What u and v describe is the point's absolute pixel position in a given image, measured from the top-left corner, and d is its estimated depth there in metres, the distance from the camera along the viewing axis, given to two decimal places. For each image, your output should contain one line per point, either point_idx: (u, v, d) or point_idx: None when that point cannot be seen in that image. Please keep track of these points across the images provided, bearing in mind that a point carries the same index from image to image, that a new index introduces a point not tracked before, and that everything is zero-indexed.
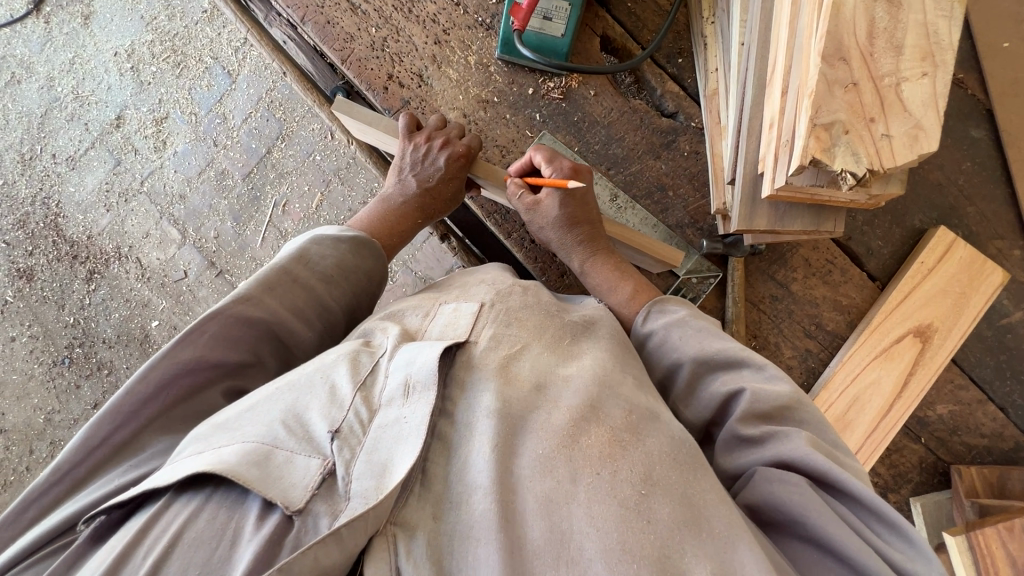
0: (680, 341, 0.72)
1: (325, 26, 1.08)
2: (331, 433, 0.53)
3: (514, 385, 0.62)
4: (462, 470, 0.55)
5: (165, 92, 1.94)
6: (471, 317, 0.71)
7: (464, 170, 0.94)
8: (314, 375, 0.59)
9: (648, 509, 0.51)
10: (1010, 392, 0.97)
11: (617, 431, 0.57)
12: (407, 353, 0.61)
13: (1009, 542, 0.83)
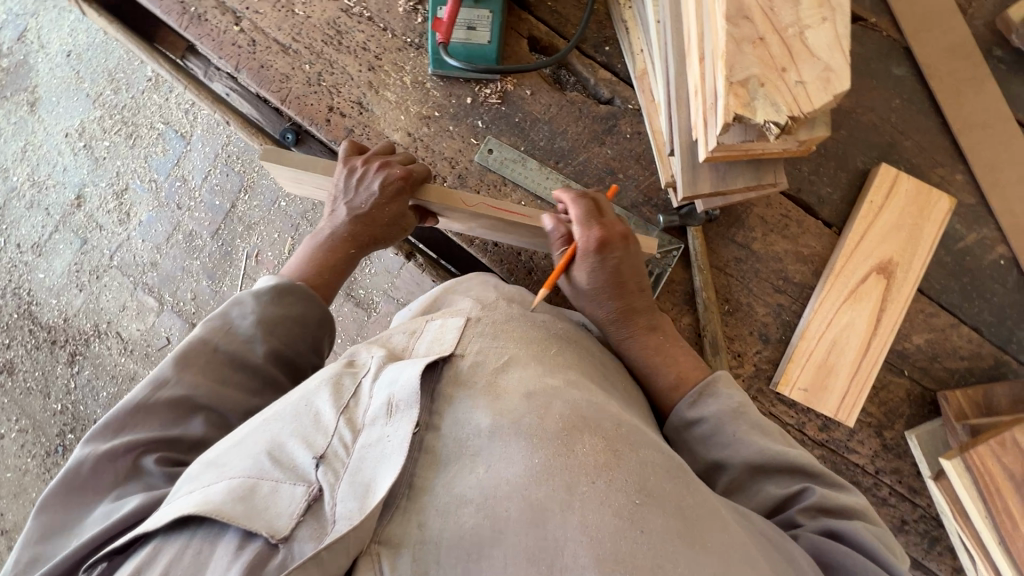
0: (736, 440, 0.72)
1: (260, 70, 1.09)
2: (316, 459, 0.53)
3: (503, 399, 0.60)
4: (450, 482, 0.53)
5: (121, 165, 1.96)
6: (457, 333, 0.69)
7: (403, 193, 0.89)
8: (299, 403, 0.59)
9: (643, 519, 0.50)
10: (978, 311, 1.00)
11: (611, 439, 0.56)
12: (390, 371, 0.60)
13: (1003, 456, 0.84)
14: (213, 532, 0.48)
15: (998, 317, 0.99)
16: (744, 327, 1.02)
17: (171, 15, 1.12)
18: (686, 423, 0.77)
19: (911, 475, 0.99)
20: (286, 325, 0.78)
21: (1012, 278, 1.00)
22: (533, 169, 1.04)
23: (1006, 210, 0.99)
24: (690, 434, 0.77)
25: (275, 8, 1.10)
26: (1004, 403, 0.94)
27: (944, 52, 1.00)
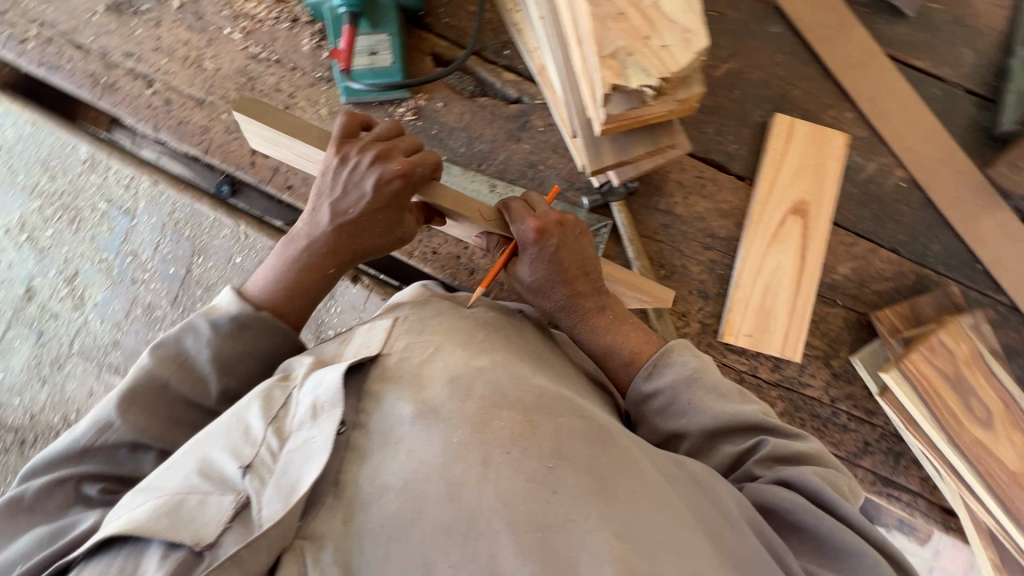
0: (695, 407, 0.78)
1: (179, 127, 1.12)
2: (242, 469, 0.55)
3: (427, 388, 0.63)
4: (375, 471, 0.57)
5: (67, 250, 1.90)
6: (384, 331, 0.72)
7: (396, 199, 0.81)
8: (229, 419, 0.60)
9: (554, 480, 0.55)
10: (892, 233, 1.06)
11: (528, 411, 0.61)
12: (317, 376, 0.63)
13: (935, 359, 0.91)
14: (136, 546, 0.50)
15: (910, 236, 1.06)
16: (682, 288, 1.07)
17: (83, 89, 1.14)
18: (643, 399, 0.83)
19: (864, 398, 1.03)
20: (241, 361, 0.79)
21: (915, 197, 1.07)
22: (457, 175, 1.07)
23: (894, 137, 1.07)
24: (650, 407, 0.82)
25: (185, 65, 1.13)
26: (930, 312, 1.00)
27: (810, 6, 1.09)
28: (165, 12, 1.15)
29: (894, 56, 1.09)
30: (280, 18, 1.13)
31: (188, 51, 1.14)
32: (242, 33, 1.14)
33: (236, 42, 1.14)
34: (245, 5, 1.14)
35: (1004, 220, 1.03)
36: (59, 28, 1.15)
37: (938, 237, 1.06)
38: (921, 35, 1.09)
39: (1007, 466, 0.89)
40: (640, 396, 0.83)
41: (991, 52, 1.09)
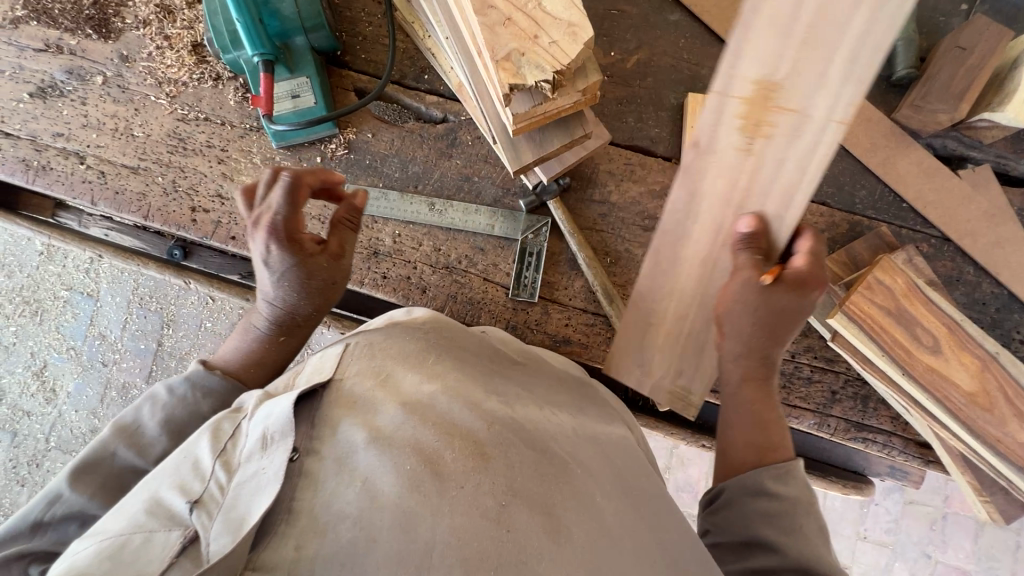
0: (795, 525, 0.72)
1: (116, 197, 1.14)
2: (190, 505, 0.55)
3: (382, 416, 0.63)
4: (329, 499, 0.55)
5: (33, 343, 2.09)
6: (336, 358, 0.73)
7: (322, 264, 0.87)
8: (179, 460, 0.62)
9: (507, 519, 0.56)
10: (818, 187, 1.11)
11: (482, 445, 0.62)
12: (266, 408, 0.64)
13: (875, 297, 0.93)
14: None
15: (836, 187, 1.11)
16: (630, 271, 1.09)
17: (16, 175, 1.16)
18: (747, 491, 0.78)
19: (822, 347, 1.05)
20: (192, 422, 0.81)
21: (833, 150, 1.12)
22: (396, 200, 1.11)
23: None
24: (745, 500, 0.77)
25: (114, 137, 1.15)
26: (866, 255, 1.03)
27: None
28: (90, 89, 1.17)
29: None
30: (203, 78, 1.16)
31: (117, 123, 1.16)
32: (167, 98, 1.16)
33: (163, 106, 1.16)
34: (167, 70, 1.17)
35: (918, 157, 1.08)
36: None
37: (862, 184, 1.10)
38: None
39: (962, 388, 0.93)
40: (745, 487, 0.78)
41: None
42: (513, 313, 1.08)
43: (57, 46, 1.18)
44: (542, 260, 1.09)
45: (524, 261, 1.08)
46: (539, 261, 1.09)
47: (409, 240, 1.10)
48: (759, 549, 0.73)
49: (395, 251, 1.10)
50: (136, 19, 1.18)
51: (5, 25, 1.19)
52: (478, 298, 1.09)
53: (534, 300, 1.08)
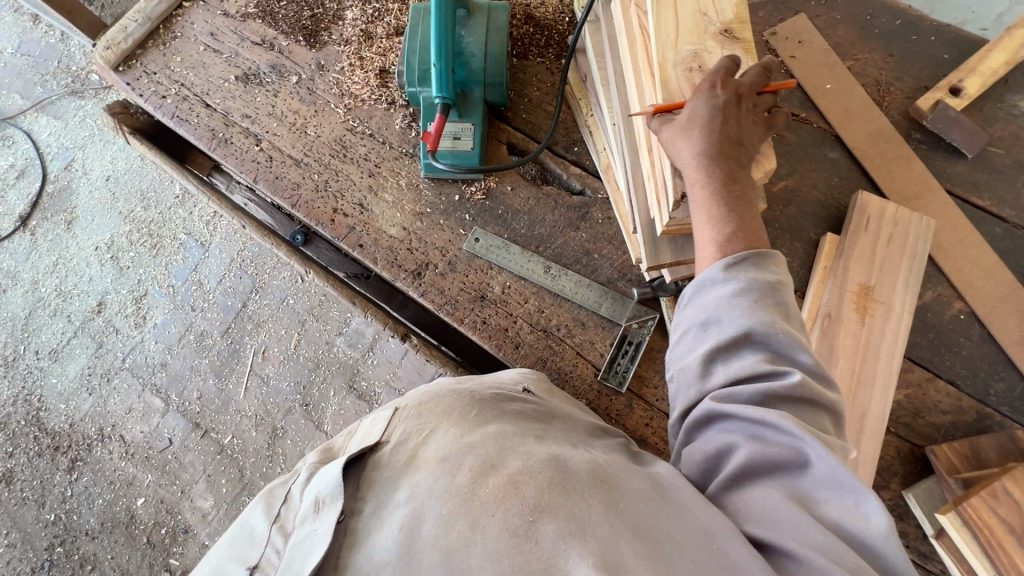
0: (758, 301, 0.69)
1: (275, 181, 1.26)
2: (250, 569, 0.58)
3: (421, 467, 0.64)
4: (371, 549, 0.56)
5: (143, 272, 2.29)
6: (384, 423, 0.75)
7: None
8: (237, 531, 0.66)
9: (536, 532, 0.55)
10: (950, 365, 1.04)
11: (515, 474, 0.60)
12: (318, 476, 0.66)
13: (998, 507, 0.85)
14: None
15: (971, 370, 1.03)
16: None
17: (201, 139, 1.31)
18: (707, 285, 0.74)
19: (917, 539, 0.96)
20: None
21: (975, 331, 1.05)
22: (516, 254, 1.16)
23: (955, 269, 1.07)
24: (703, 294, 0.74)
25: (291, 130, 1.29)
26: (993, 456, 0.94)
27: (870, 137, 1.15)
28: (284, 85, 1.32)
29: (954, 192, 1.12)
30: (380, 99, 1.29)
31: (296, 119, 1.29)
32: (344, 108, 1.29)
33: (338, 115, 1.29)
34: (352, 86, 1.30)
35: None
36: (194, 88, 1.34)
37: (1001, 375, 1.02)
38: (981, 174, 1.12)
39: None
40: (702, 282, 0.75)
41: None
42: (597, 396, 1.07)
43: (270, 43, 1.35)
44: (640, 352, 1.08)
45: (622, 348, 1.08)
46: (636, 352, 1.08)
47: (517, 294, 1.14)
48: (713, 329, 0.71)
49: (501, 300, 1.14)
50: (340, 37, 1.34)
51: (235, 17, 1.38)
52: (566, 370, 1.09)
53: (620, 389, 1.07)
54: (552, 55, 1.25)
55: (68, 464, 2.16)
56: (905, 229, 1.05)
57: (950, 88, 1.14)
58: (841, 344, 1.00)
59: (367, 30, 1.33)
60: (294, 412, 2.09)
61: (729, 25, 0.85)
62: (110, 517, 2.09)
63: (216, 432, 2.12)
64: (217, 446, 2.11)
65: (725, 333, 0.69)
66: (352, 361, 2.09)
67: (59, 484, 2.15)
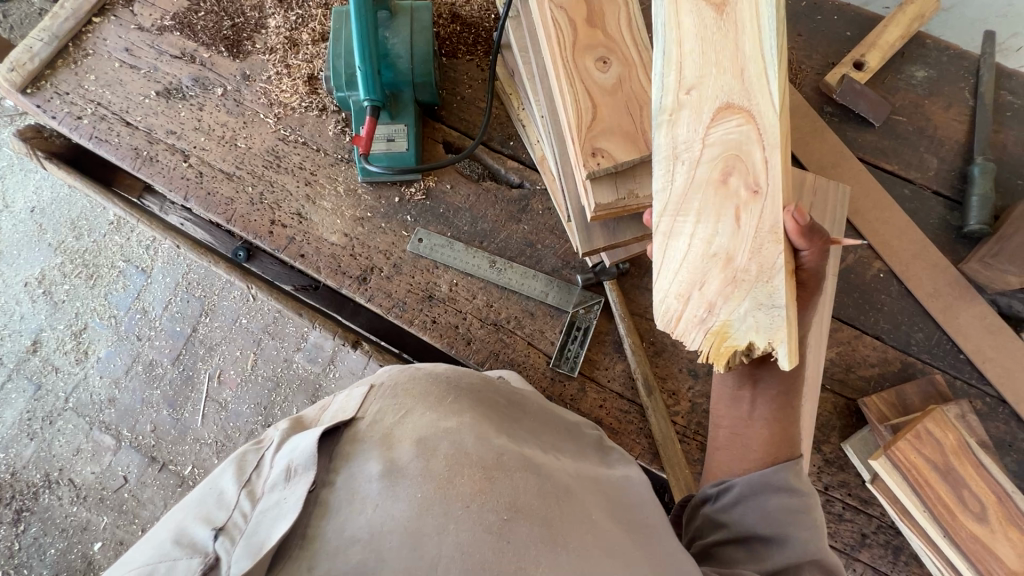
0: (813, 522, 0.71)
1: (207, 197, 1.22)
2: (215, 532, 0.55)
3: (395, 448, 0.61)
4: (341, 524, 0.54)
5: (80, 304, 2.17)
6: (360, 397, 0.72)
7: None
8: (204, 490, 0.63)
9: (509, 532, 0.54)
10: (875, 321, 1.11)
11: (490, 465, 0.60)
12: (292, 444, 0.64)
13: (922, 447, 0.92)
14: None
15: (893, 324, 1.10)
16: (672, 365, 1.10)
17: (125, 160, 1.26)
18: (764, 489, 0.74)
19: (857, 486, 1.02)
20: None
21: (894, 288, 1.12)
22: (460, 251, 1.16)
23: (871, 231, 1.14)
24: (758, 498, 0.74)
25: (220, 143, 1.25)
26: (917, 401, 1.01)
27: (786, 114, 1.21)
28: (209, 98, 1.28)
29: (865, 160, 1.20)
30: (310, 107, 1.27)
31: (224, 132, 1.26)
32: (274, 118, 1.26)
33: (269, 125, 1.26)
34: (280, 94, 1.28)
35: (981, 312, 1.08)
36: (112, 107, 1.28)
37: (920, 326, 1.10)
38: (889, 142, 1.20)
39: (1006, 563, 0.86)
40: (761, 485, 0.74)
41: (954, 159, 1.19)
42: (551, 384, 1.09)
43: (191, 55, 1.31)
44: (588, 336, 1.10)
45: (571, 334, 1.10)
46: (584, 337, 1.11)
47: (464, 291, 1.14)
48: (772, 547, 0.71)
49: (449, 298, 1.14)
50: (265, 46, 1.31)
51: (151, 30, 1.33)
52: (519, 361, 1.10)
53: (573, 374, 1.09)
54: (480, 52, 1.26)
55: (13, 516, 2.02)
56: (824, 197, 1.10)
57: (854, 63, 1.21)
58: None
59: (292, 37, 1.31)
60: (256, 434, 2.03)
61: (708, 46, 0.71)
62: (65, 566, 1.98)
63: (174, 464, 2.04)
64: (177, 478, 2.03)
65: (789, 556, 0.69)
66: (312, 376, 2.04)
67: (5, 538, 2.01)
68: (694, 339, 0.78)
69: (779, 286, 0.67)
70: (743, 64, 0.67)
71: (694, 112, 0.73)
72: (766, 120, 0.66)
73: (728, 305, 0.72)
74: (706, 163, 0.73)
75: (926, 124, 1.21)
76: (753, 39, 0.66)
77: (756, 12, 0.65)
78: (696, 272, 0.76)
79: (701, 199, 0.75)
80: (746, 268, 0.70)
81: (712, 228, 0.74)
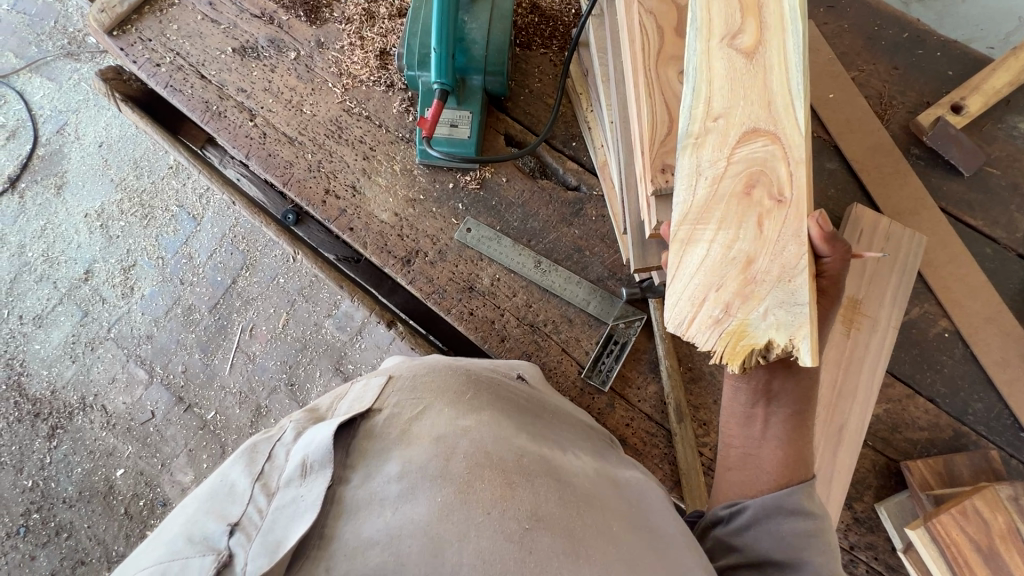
0: (829, 546, 0.68)
1: (268, 158, 1.24)
2: (229, 527, 0.51)
3: (413, 446, 0.58)
4: (359, 526, 0.51)
5: (132, 242, 2.26)
6: (377, 389, 0.69)
7: None
8: (216, 480, 0.59)
9: (531, 542, 0.50)
10: (931, 383, 1.04)
11: (508, 470, 0.56)
12: (308, 435, 0.60)
13: (967, 525, 0.87)
14: None
15: (952, 389, 1.04)
16: (706, 394, 1.06)
17: (195, 112, 1.28)
18: (777, 511, 0.70)
19: (886, 551, 0.97)
20: None
21: (958, 350, 1.05)
22: (507, 247, 1.15)
23: (943, 287, 1.07)
24: (771, 521, 0.70)
25: (286, 107, 1.26)
26: (966, 474, 0.95)
27: (868, 151, 1.14)
28: (282, 61, 1.30)
29: (948, 210, 1.12)
30: (379, 81, 1.27)
31: (292, 96, 1.27)
32: (341, 89, 1.27)
33: (335, 95, 1.27)
34: (351, 66, 1.28)
35: None
36: (189, 58, 1.31)
37: (980, 396, 1.03)
38: (976, 195, 1.12)
39: None
40: (773, 508, 0.70)
41: None
42: (579, 394, 1.08)
43: (270, 17, 1.32)
44: (625, 352, 1.08)
45: (607, 347, 1.08)
46: (621, 351, 1.08)
47: (505, 287, 1.13)
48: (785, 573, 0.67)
49: (489, 292, 1.13)
50: (342, 15, 1.31)
51: None
52: (551, 366, 1.09)
53: (603, 388, 1.07)
54: (556, 47, 1.23)
55: (48, 431, 2.14)
56: (897, 244, 1.04)
57: (952, 106, 1.13)
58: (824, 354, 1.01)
59: (370, 9, 1.30)
60: (279, 391, 2.07)
61: (723, 76, 0.71)
62: (88, 486, 2.08)
63: (199, 407, 2.11)
64: (199, 421, 2.10)
65: None
66: (339, 344, 2.07)
67: (38, 450, 2.13)
68: (704, 340, 0.70)
69: (803, 285, 0.65)
70: (771, 96, 0.69)
71: (721, 138, 0.71)
72: (792, 139, 0.67)
73: (746, 306, 0.67)
74: (732, 177, 0.70)
75: (1021, 181, 1.12)
76: (781, 77, 0.68)
77: (786, 57, 0.68)
78: (715, 275, 0.69)
79: (723, 209, 0.70)
80: (767, 270, 0.67)
81: (733, 235, 0.70)
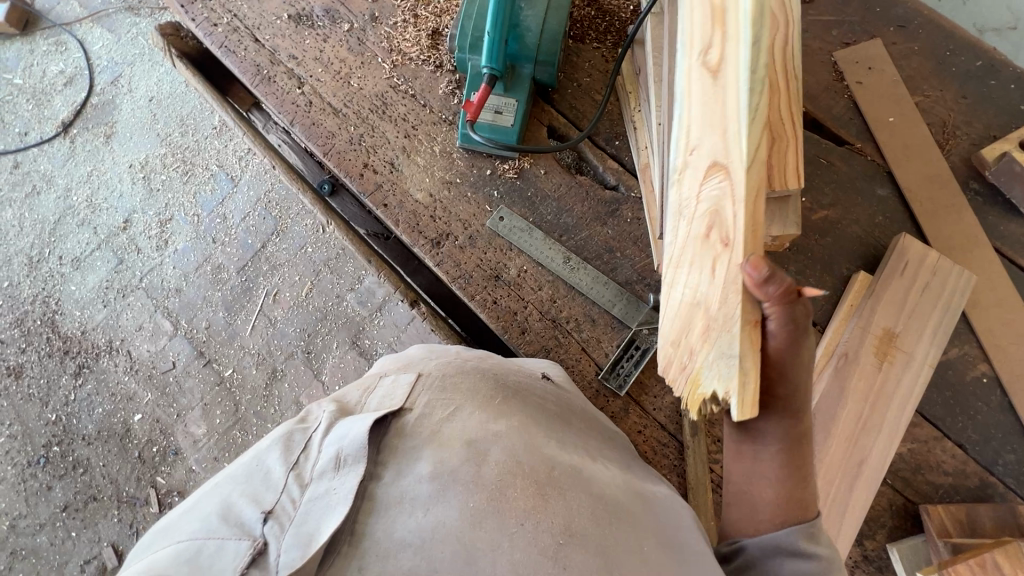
0: None
1: (311, 127, 1.25)
2: (264, 514, 0.51)
3: (446, 448, 0.59)
4: (391, 526, 0.51)
5: (171, 197, 2.32)
6: (408, 385, 0.69)
7: None
8: (249, 464, 0.59)
9: (565, 558, 0.50)
10: (963, 428, 1.00)
11: (540, 481, 0.56)
12: (342, 428, 0.60)
13: None
14: None
15: (984, 437, 0.99)
16: None
17: (246, 74, 1.30)
18: (777, 553, 0.63)
19: None
20: None
21: (995, 398, 1.01)
22: (538, 240, 1.14)
23: (987, 331, 1.02)
24: (770, 563, 0.62)
25: (334, 78, 1.27)
26: (988, 526, 0.92)
27: (924, 180, 1.09)
28: (335, 32, 1.30)
29: (1002, 250, 1.07)
30: (428, 61, 1.26)
31: (341, 68, 1.28)
32: (390, 64, 1.27)
33: (384, 70, 1.27)
34: (402, 43, 1.28)
35: None
36: (246, 21, 1.33)
37: (1013, 447, 0.99)
38: None
39: None
40: (772, 548, 0.63)
41: None
42: (594, 395, 1.07)
43: None
44: (645, 358, 1.06)
45: (628, 351, 1.06)
46: (641, 357, 1.06)
47: (531, 279, 1.12)
48: None
49: (515, 282, 1.12)
50: None
51: None
52: (568, 363, 1.08)
53: (619, 392, 1.05)
54: (609, 43, 1.21)
55: (75, 369, 2.22)
56: (944, 280, 1.00)
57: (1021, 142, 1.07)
58: (852, 385, 0.98)
59: None
60: (296, 358, 2.11)
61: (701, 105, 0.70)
62: (107, 426, 2.16)
63: (218, 364, 2.16)
64: (216, 377, 2.15)
65: None
66: (358, 318, 2.09)
67: (63, 387, 2.21)
68: (677, 388, 0.67)
69: (737, 335, 0.58)
70: (725, 122, 0.64)
71: (694, 174, 0.70)
72: (737, 173, 0.61)
73: (699, 355, 0.62)
74: (698, 218, 0.67)
75: None
76: (732, 100, 0.63)
77: (738, 74, 0.62)
78: (683, 321, 0.67)
79: (692, 252, 0.68)
80: (716, 317, 0.61)
81: (698, 279, 0.66)
